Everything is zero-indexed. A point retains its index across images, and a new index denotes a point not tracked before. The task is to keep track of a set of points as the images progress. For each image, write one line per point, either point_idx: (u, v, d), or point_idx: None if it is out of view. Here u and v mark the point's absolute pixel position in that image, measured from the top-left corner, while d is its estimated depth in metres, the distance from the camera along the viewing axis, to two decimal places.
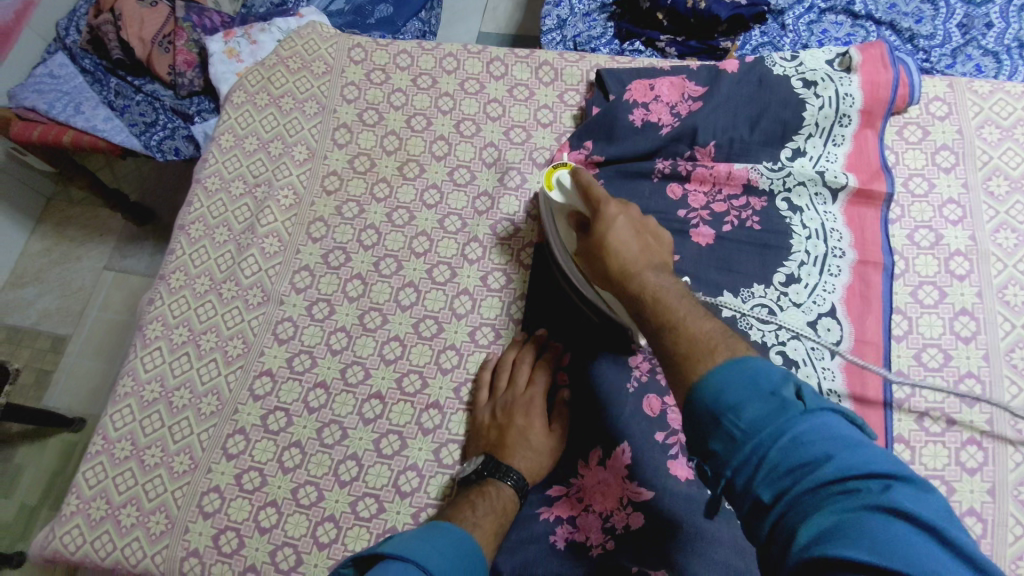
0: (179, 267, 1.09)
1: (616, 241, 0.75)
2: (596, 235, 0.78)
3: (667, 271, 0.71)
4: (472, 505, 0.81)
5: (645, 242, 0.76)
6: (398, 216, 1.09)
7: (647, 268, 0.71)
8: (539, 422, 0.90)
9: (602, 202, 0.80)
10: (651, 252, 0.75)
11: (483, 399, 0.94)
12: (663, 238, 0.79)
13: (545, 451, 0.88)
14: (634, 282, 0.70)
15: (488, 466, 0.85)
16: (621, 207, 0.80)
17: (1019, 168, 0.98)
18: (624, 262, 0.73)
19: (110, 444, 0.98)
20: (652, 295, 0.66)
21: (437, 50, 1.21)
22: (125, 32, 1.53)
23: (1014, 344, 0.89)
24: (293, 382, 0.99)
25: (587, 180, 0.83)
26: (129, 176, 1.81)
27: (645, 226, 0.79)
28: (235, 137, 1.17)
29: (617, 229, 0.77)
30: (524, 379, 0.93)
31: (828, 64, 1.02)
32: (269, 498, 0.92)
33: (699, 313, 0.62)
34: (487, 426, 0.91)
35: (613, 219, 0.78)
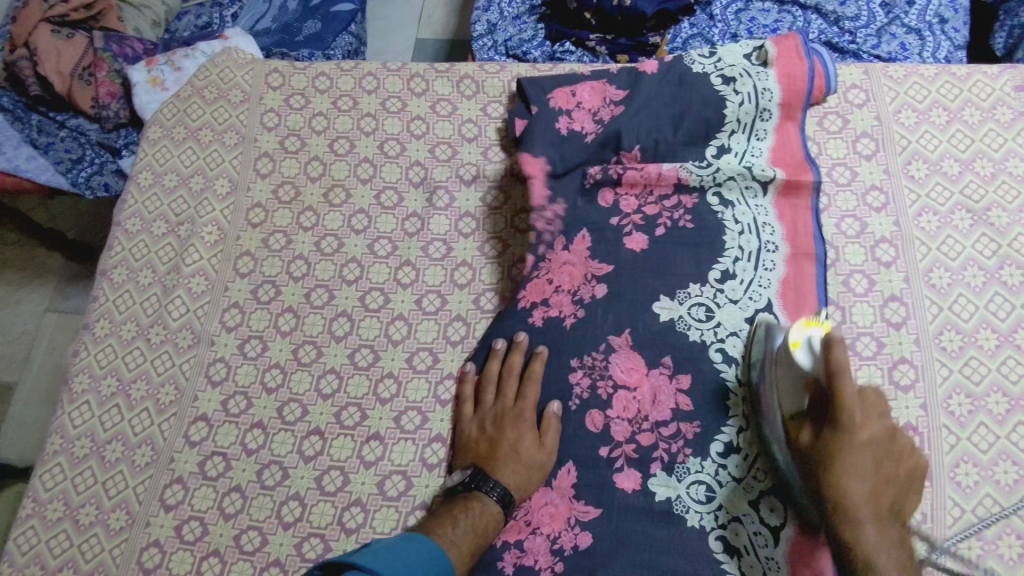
0: (104, 314, 1.05)
1: (849, 472, 0.69)
2: (829, 450, 0.70)
3: (897, 531, 0.68)
4: (453, 521, 0.81)
5: (880, 478, 0.69)
6: (327, 244, 1.06)
7: (875, 522, 0.67)
8: (530, 435, 0.87)
9: (852, 425, 0.70)
10: (884, 495, 0.69)
11: (469, 414, 0.92)
12: (899, 441, 0.71)
13: (536, 465, 0.86)
14: (846, 529, 0.68)
15: (474, 482, 0.84)
16: (870, 420, 0.70)
17: (937, 151, 1.00)
18: (843, 497, 0.68)
19: (41, 506, 0.94)
20: (863, 556, 0.66)
21: (356, 70, 1.18)
22: (41, 67, 1.47)
23: (943, 327, 0.90)
24: (230, 425, 0.96)
25: (840, 358, 0.69)
26: (63, 215, 1.74)
27: (890, 456, 0.70)
28: (153, 174, 1.13)
29: (852, 464, 0.69)
30: (514, 390, 0.91)
31: (745, 59, 1.01)
32: (212, 548, 0.89)
33: (902, 567, 0.65)
34: (476, 440, 0.89)
35: (854, 437, 0.69)
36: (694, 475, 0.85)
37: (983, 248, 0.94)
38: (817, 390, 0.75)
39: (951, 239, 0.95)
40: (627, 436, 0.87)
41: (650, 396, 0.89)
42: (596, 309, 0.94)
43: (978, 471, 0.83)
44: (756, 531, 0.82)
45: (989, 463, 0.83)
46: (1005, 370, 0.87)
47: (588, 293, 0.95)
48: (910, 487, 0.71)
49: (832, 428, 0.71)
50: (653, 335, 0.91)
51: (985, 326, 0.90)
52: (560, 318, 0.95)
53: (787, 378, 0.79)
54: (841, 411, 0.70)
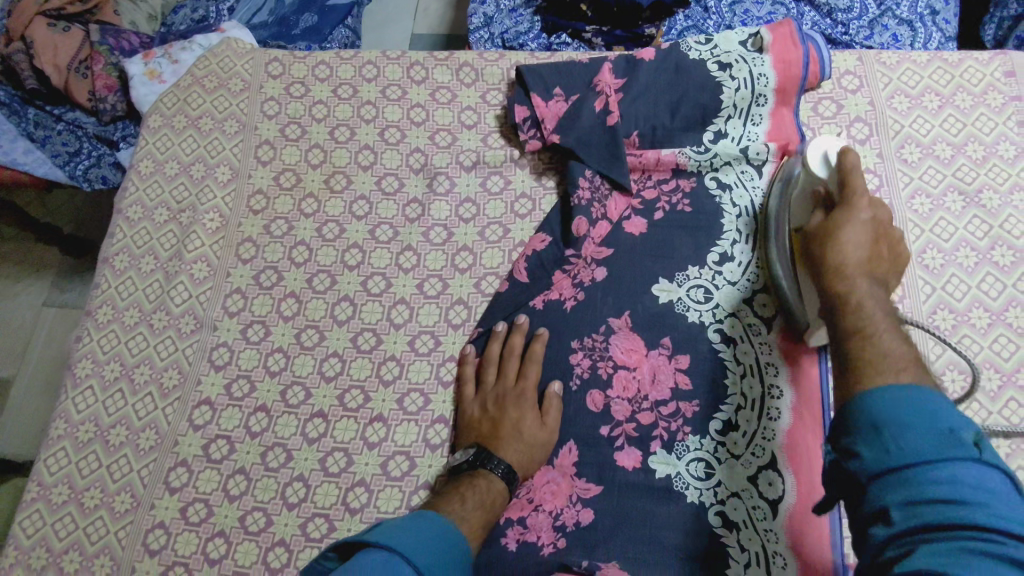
0: (106, 300, 1.05)
1: (848, 241, 0.68)
2: (835, 220, 0.71)
3: (886, 294, 0.64)
4: (461, 498, 0.81)
5: (876, 256, 0.68)
6: (328, 230, 1.07)
7: (865, 275, 0.65)
8: (532, 414, 0.88)
9: (855, 203, 0.72)
10: (880, 264, 0.67)
11: (471, 394, 0.93)
12: (901, 250, 0.70)
13: (539, 443, 0.87)
14: (829, 243, 0.69)
15: (479, 460, 0.85)
16: (875, 204, 0.72)
17: (929, 135, 1.01)
18: (841, 258, 0.67)
19: (45, 489, 0.94)
20: (850, 293, 0.63)
21: (356, 59, 1.19)
22: (38, 60, 1.46)
23: (936, 306, 0.92)
24: (233, 408, 0.97)
25: (854, 163, 0.75)
26: (61, 207, 1.74)
27: (888, 241, 0.69)
28: (154, 162, 1.14)
29: (851, 232, 0.69)
30: (515, 370, 0.92)
31: (741, 45, 1.03)
32: (217, 529, 0.90)
33: (894, 327, 0.60)
34: (479, 419, 0.90)
35: (855, 215, 0.71)
36: (694, 452, 0.86)
37: (975, 229, 0.95)
38: (827, 200, 0.79)
39: (944, 221, 0.96)
40: (627, 415, 0.89)
41: (650, 375, 0.90)
42: (596, 291, 0.95)
43: None
44: (754, 505, 0.83)
45: (983, 438, 0.85)
46: (997, 348, 0.89)
47: (588, 276, 0.96)
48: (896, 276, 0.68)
49: (837, 209, 0.73)
50: (653, 316, 0.93)
51: (978, 305, 0.91)
52: (561, 300, 0.96)
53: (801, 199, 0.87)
54: (849, 200, 0.73)
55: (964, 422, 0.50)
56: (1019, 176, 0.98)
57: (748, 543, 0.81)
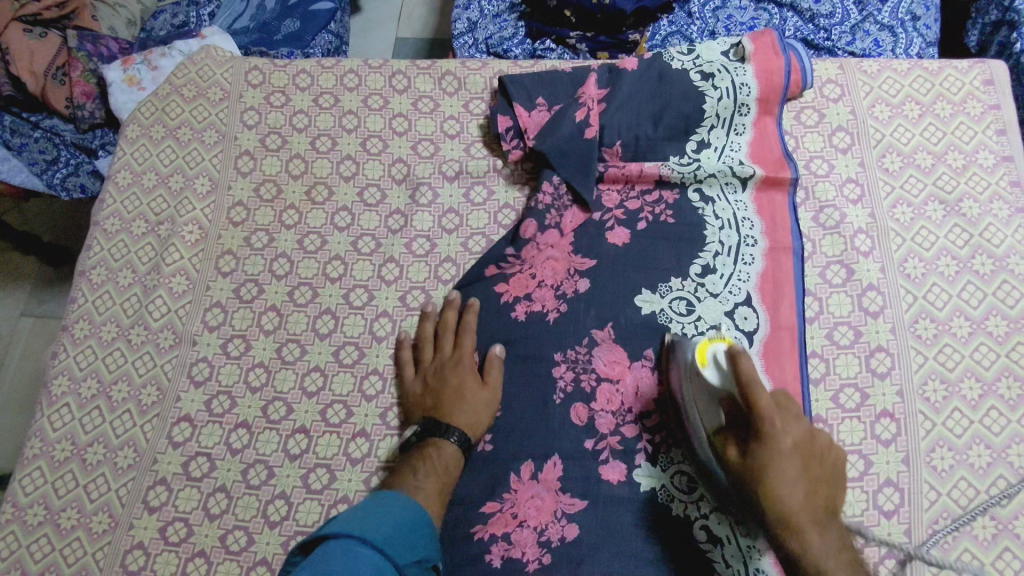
0: (83, 315, 1.03)
1: (781, 490, 0.65)
2: (757, 458, 0.67)
3: (837, 529, 0.65)
4: (412, 470, 0.84)
5: (811, 480, 0.66)
6: (310, 242, 1.06)
7: (818, 527, 0.64)
8: (472, 377, 0.91)
9: (772, 425, 0.67)
10: (818, 496, 0.65)
11: (411, 374, 0.95)
12: (823, 443, 0.68)
13: (483, 402, 0.89)
14: (795, 544, 0.64)
15: (428, 429, 0.87)
16: (790, 423, 0.68)
17: (910, 144, 1.02)
18: (785, 507, 0.65)
19: (21, 511, 0.92)
20: (818, 567, 0.62)
21: (337, 67, 1.17)
22: (13, 67, 1.43)
23: (918, 316, 0.92)
24: (214, 425, 0.96)
25: (752, 371, 0.69)
26: (39, 217, 1.71)
27: (813, 451, 0.68)
28: (132, 173, 1.12)
29: (782, 472, 0.65)
30: (450, 343, 0.94)
31: (723, 55, 1.03)
32: (197, 548, 0.89)
33: None
34: (422, 395, 0.92)
35: (778, 439, 0.66)
36: (677, 464, 0.86)
37: (955, 238, 0.96)
38: (734, 408, 0.74)
39: (925, 230, 0.97)
40: (612, 429, 0.89)
41: (633, 387, 0.90)
42: (579, 304, 0.95)
43: (953, 454, 0.85)
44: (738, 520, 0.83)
45: (964, 447, 0.85)
46: (977, 357, 0.89)
47: (571, 288, 0.96)
48: (837, 480, 0.68)
49: (757, 441, 0.68)
50: (636, 328, 0.93)
51: (959, 314, 0.92)
52: (544, 312, 0.95)
53: (706, 401, 0.79)
54: (762, 421, 0.67)
55: None
56: (999, 185, 0.98)
57: (733, 560, 0.81)
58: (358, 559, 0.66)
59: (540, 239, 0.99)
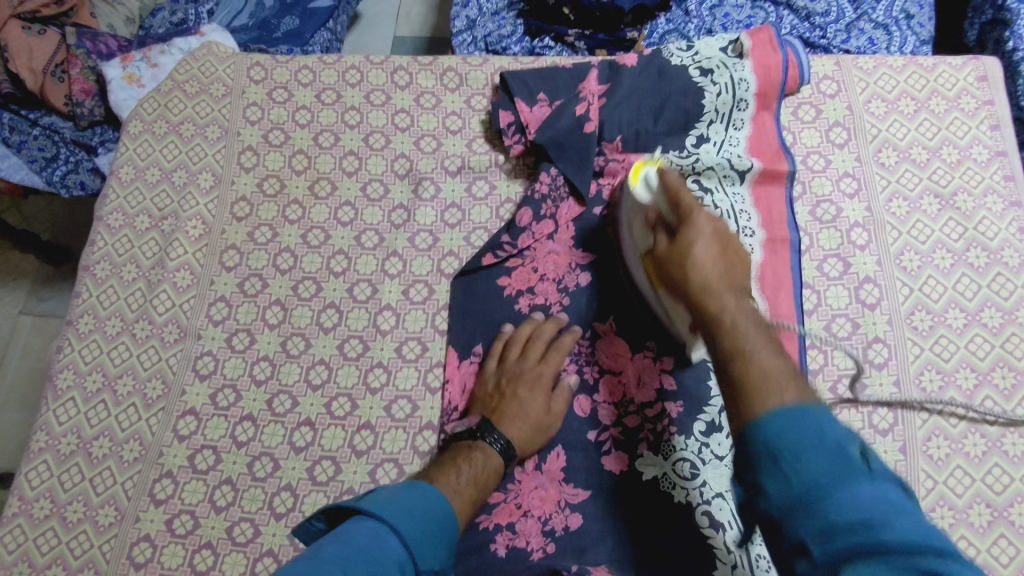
0: (87, 310, 1.04)
1: (700, 260, 0.69)
2: (681, 242, 0.72)
3: (747, 301, 0.66)
4: (456, 470, 0.80)
5: (729, 263, 0.70)
6: (313, 236, 1.07)
7: (730, 289, 0.66)
8: (542, 399, 0.89)
9: (695, 217, 0.73)
10: (734, 273, 0.69)
11: (491, 367, 0.93)
12: (746, 256, 0.72)
13: (541, 426, 0.88)
14: (711, 303, 0.65)
15: (481, 434, 0.84)
16: (714, 220, 0.74)
17: (906, 139, 1.03)
18: (704, 275, 0.67)
19: (27, 504, 0.93)
20: (731, 318, 0.63)
21: (338, 63, 1.18)
22: (12, 64, 1.43)
23: (914, 307, 0.94)
24: (219, 418, 0.96)
25: (677, 181, 0.78)
26: (39, 213, 1.71)
27: (733, 245, 0.72)
28: (135, 168, 1.13)
29: (703, 247, 0.70)
30: (534, 355, 0.92)
31: (722, 52, 1.05)
32: (203, 540, 0.90)
33: (768, 341, 0.60)
34: (491, 394, 0.91)
35: (701, 228, 0.72)
36: (679, 451, 0.87)
37: (950, 231, 0.98)
38: (661, 222, 0.80)
39: (920, 223, 0.98)
40: (614, 419, 0.90)
41: (634, 378, 0.91)
42: (581, 297, 0.97)
43: (949, 443, 0.87)
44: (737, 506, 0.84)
45: (959, 436, 0.87)
46: (973, 347, 0.91)
47: (573, 281, 0.98)
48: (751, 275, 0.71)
49: (682, 228, 0.74)
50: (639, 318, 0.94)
51: (955, 305, 0.93)
52: (547, 306, 0.97)
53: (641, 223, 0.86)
54: (687, 215, 0.74)
55: (849, 437, 0.51)
56: (993, 179, 1.00)
57: (733, 544, 0.81)
58: (387, 552, 0.65)
59: (534, 227, 1.00)
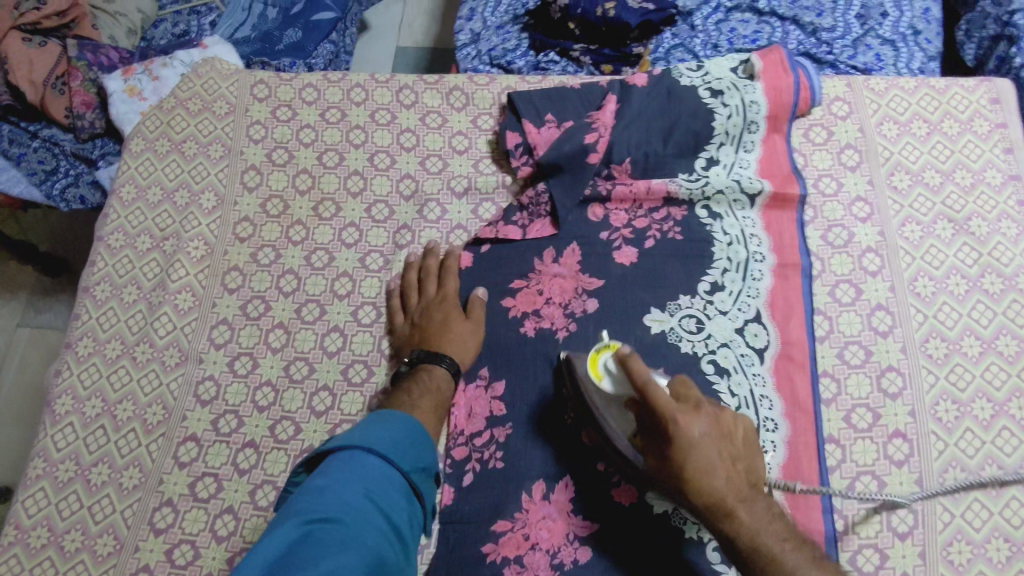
0: (86, 333, 1.02)
1: (702, 465, 0.69)
2: (676, 464, 0.70)
3: (760, 498, 0.70)
4: (409, 396, 0.87)
5: (731, 466, 0.71)
6: (317, 258, 1.05)
7: (740, 500, 0.69)
8: (456, 312, 0.95)
9: (678, 422, 0.69)
10: (739, 474, 0.71)
11: (399, 319, 0.98)
12: (741, 434, 0.73)
13: (468, 334, 0.94)
14: (728, 525, 0.69)
15: (420, 358, 0.91)
16: (694, 414, 0.70)
17: (918, 162, 1.02)
18: (714, 493, 0.69)
19: (24, 532, 0.91)
20: (753, 541, 0.68)
21: (343, 82, 1.17)
22: (11, 76, 1.41)
23: (928, 335, 0.92)
24: (220, 445, 0.95)
25: (643, 372, 0.68)
26: (36, 226, 1.69)
27: (724, 430, 0.72)
28: (137, 188, 1.11)
29: (704, 462, 0.69)
30: (434, 285, 0.98)
31: (732, 72, 1.04)
32: (204, 571, 0.88)
33: (793, 547, 0.67)
34: (410, 333, 0.96)
35: (690, 435, 0.69)
36: None
37: (965, 257, 0.96)
38: (635, 409, 0.73)
39: (934, 248, 0.97)
40: None
41: None
42: (587, 324, 0.94)
43: (966, 475, 0.85)
44: None
45: (976, 468, 0.85)
46: (988, 376, 0.89)
47: (580, 307, 0.95)
48: (751, 448, 0.73)
49: (669, 443, 0.70)
50: (648, 347, 0.91)
51: (969, 333, 0.92)
52: (552, 329, 0.95)
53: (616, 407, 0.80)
54: (668, 421, 0.69)
55: None
56: (1006, 204, 0.99)
57: None
58: (366, 472, 0.70)
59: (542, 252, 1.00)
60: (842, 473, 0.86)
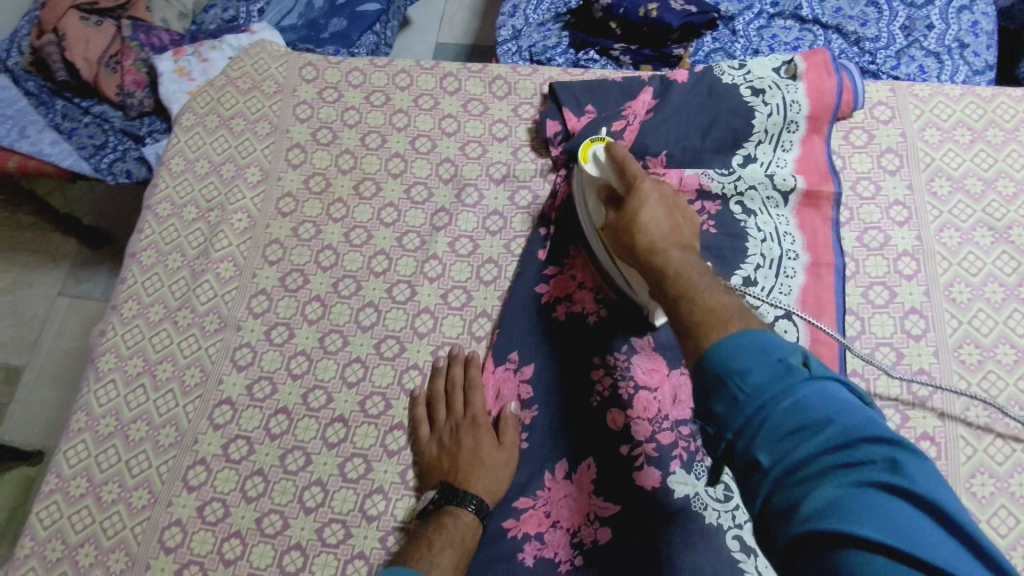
0: (132, 296, 1.06)
1: (647, 214, 0.75)
2: (627, 207, 0.77)
3: (695, 254, 0.70)
4: (429, 544, 0.81)
5: (675, 221, 0.75)
6: (356, 236, 1.08)
7: (675, 245, 0.71)
8: (488, 437, 0.89)
9: (638, 180, 0.79)
10: (681, 232, 0.74)
11: (426, 434, 0.93)
12: (690, 217, 0.78)
13: (501, 464, 0.88)
14: (659, 258, 0.69)
15: (445, 497, 0.85)
16: (658, 183, 0.79)
17: (960, 168, 1.02)
18: (651, 237, 0.72)
19: (64, 481, 0.94)
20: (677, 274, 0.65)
21: (389, 67, 1.20)
22: (68, 53, 1.48)
23: (962, 341, 0.92)
24: (254, 410, 0.97)
25: (622, 153, 0.84)
26: (82, 198, 1.75)
27: (678, 204, 0.78)
28: (186, 160, 1.15)
29: (648, 206, 0.76)
30: (462, 402, 0.93)
31: (775, 72, 1.04)
32: (233, 529, 0.90)
33: (716, 284, 0.64)
34: (438, 457, 0.90)
35: (645, 190, 0.77)
36: (712, 473, 0.86)
37: (1003, 265, 0.96)
38: (611, 191, 0.84)
39: (972, 255, 0.96)
40: (649, 435, 0.88)
41: (671, 395, 0.91)
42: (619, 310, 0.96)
43: (995, 482, 0.85)
44: None
45: (1005, 475, 0.85)
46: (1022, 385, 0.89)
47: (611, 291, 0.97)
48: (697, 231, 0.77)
49: (628, 196, 0.78)
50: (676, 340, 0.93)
51: (1005, 341, 0.91)
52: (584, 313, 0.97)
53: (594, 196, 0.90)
54: (631, 181, 0.80)
55: (792, 350, 0.54)
56: None
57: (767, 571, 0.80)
58: None
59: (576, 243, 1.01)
60: None
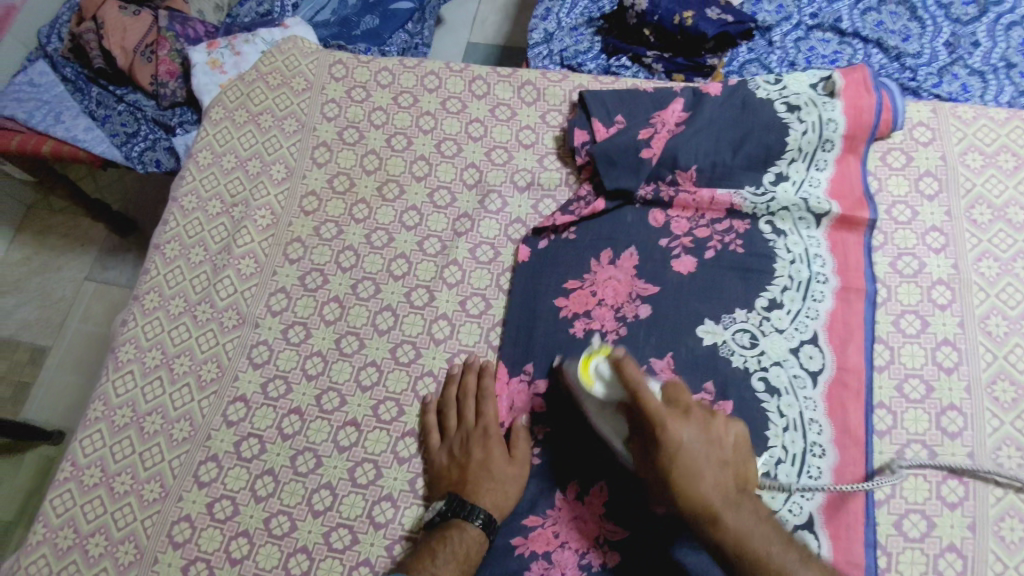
0: (154, 288, 1.07)
1: (692, 469, 0.70)
2: (669, 470, 0.70)
3: (750, 500, 0.70)
4: (433, 556, 0.80)
5: (719, 465, 0.71)
6: (377, 237, 1.07)
7: (731, 508, 0.69)
8: (499, 450, 0.88)
9: (663, 419, 0.71)
10: (727, 475, 0.71)
11: (436, 443, 0.92)
12: (732, 441, 0.73)
13: (512, 478, 0.87)
14: (720, 536, 0.68)
15: (452, 509, 0.83)
16: (686, 422, 0.72)
17: (1002, 196, 0.98)
18: (707, 503, 0.69)
19: (79, 470, 0.95)
20: (743, 544, 0.66)
21: (419, 68, 1.19)
22: (106, 41, 1.49)
23: (996, 376, 0.88)
24: (268, 408, 0.97)
25: (632, 372, 0.74)
26: (111, 184, 1.77)
27: (714, 436, 0.72)
28: (213, 154, 1.15)
29: (693, 469, 0.69)
30: (473, 412, 0.92)
31: (811, 89, 1.01)
32: (241, 528, 0.90)
33: (784, 544, 0.66)
34: (448, 467, 0.89)
35: (679, 441, 0.70)
36: None
37: None
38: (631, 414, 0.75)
39: (1011, 287, 0.93)
40: None
41: None
42: (639, 328, 0.93)
43: None
44: None
45: None
46: None
47: (632, 312, 0.94)
48: (739, 452, 0.74)
49: (658, 448, 0.71)
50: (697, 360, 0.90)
51: None
52: (603, 332, 0.94)
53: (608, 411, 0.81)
54: (654, 419, 0.71)
55: None
56: None
57: None
58: None
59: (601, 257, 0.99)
60: (890, 508, 0.83)
